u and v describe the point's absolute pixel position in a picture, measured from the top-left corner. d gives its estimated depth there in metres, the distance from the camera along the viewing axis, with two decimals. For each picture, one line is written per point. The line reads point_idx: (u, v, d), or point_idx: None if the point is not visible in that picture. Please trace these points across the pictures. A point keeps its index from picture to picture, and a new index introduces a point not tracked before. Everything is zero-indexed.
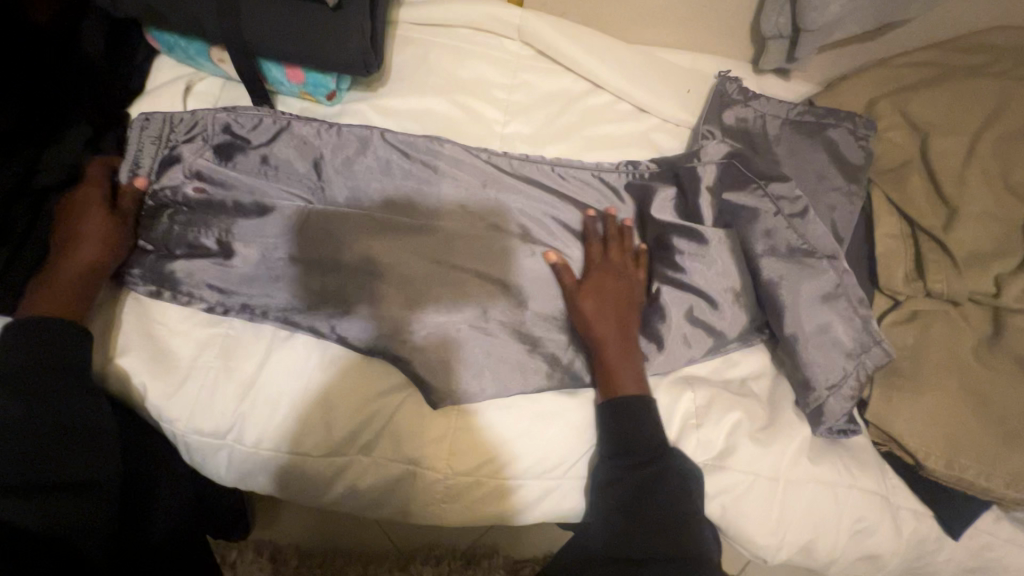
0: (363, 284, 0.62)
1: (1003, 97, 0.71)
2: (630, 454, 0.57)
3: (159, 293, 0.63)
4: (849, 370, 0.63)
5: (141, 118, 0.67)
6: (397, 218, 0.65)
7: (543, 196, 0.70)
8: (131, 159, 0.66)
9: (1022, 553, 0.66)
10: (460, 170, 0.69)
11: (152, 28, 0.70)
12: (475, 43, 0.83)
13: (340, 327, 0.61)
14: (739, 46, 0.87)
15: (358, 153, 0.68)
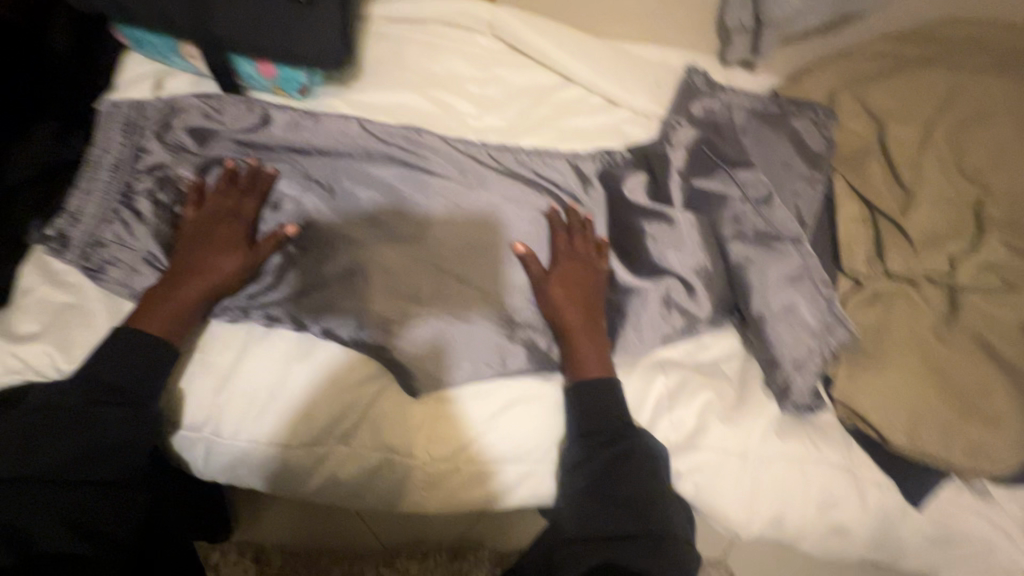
0: (341, 275, 0.64)
1: (955, 84, 0.74)
2: (601, 434, 0.60)
3: (128, 287, 0.62)
4: (813, 348, 0.65)
5: (108, 106, 0.65)
6: (374, 211, 0.67)
7: (517, 183, 0.72)
8: (101, 147, 0.65)
9: (979, 520, 0.69)
10: (437, 159, 0.70)
11: (118, 23, 0.69)
12: (449, 43, 0.85)
13: (321, 320, 0.63)
14: (707, 40, 0.90)
15: (337, 143, 0.68)
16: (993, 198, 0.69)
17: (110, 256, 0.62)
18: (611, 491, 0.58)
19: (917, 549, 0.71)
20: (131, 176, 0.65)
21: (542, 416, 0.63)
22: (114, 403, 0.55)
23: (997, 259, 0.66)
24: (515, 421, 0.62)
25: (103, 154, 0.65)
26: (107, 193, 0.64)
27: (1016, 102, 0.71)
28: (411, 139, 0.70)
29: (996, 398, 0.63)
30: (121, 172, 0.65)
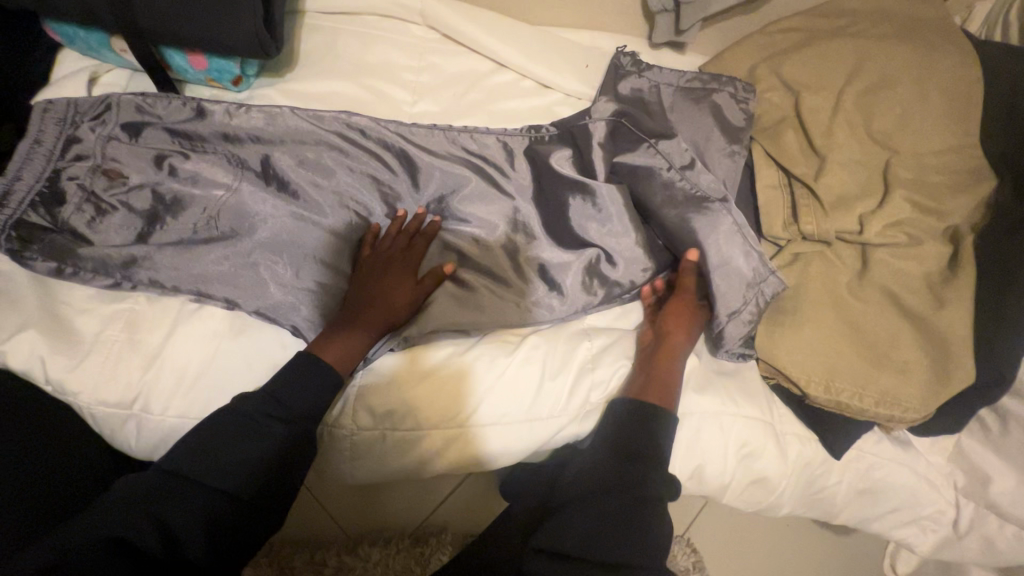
0: (282, 254, 0.67)
1: (860, 55, 0.77)
2: (628, 451, 0.59)
3: (61, 271, 0.63)
4: (748, 298, 0.68)
5: (41, 101, 0.67)
6: (310, 194, 0.70)
7: (448, 162, 0.74)
8: (32, 136, 0.65)
9: (901, 469, 0.72)
10: (368, 145, 0.73)
11: (49, 20, 0.71)
12: (383, 34, 0.87)
13: (256, 299, 0.65)
14: (635, 24, 0.93)
15: (273, 132, 0.71)
16: (897, 160, 0.72)
17: (41, 241, 0.63)
18: (616, 513, 0.54)
19: (846, 502, 0.74)
20: (59, 163, 0.66)
21: (511, 384, 0.65)
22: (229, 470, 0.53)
23: (901, 216, 0.70)
24: (443, 386, 0.65)
25: (33, 144, 0.65)
26: (34, 180, 0.64)
27: (916, 68, 0.75)
28: (344, 127, 0.73)
29: (902, 346, 0.67)
30: (49, 160, 0.65)
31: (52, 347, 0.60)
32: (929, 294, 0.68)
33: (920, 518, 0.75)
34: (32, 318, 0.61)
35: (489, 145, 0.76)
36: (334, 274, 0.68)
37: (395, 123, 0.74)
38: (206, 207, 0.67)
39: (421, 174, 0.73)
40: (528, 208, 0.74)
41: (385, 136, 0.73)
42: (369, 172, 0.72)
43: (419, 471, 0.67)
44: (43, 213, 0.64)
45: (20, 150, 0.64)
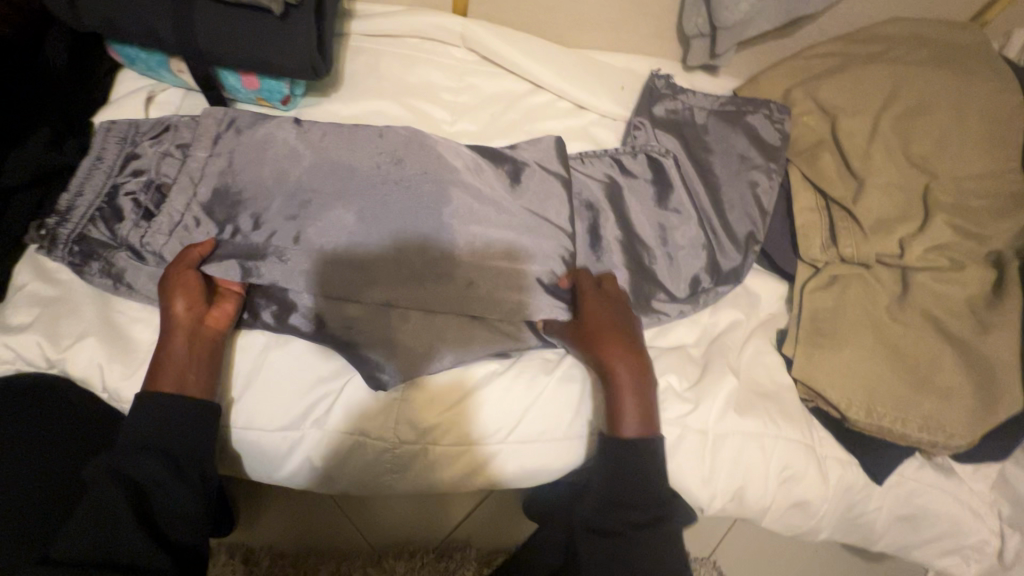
0: (315, 274, 0.64)
1: (898, 79, 0.78)
2: (635, 505, 0.61)
3: (117, 288, 0.65)
4: (744, 258, 0.75)
5: (105, 123, 0.71)
6: (332, 210, 0.65)
7: (430, 160, 0.69)
8: (94, 155, 0.69)
9: (943, 496, 0.71)
10: (349, 148, 0.69)
11: (114, 43, 0.74)
12: (424, 56, 0.90)
13: (291, 319, 0.65)
14: (668, 47, 0.95)
15: (258, 146, 0.68)
16: (937, 184, 0.72)
17: (100, 259, 0.65)
18: (625, 547, 0.60)
19: (886, 529, 0.73)
20: (118, 180, 0.68)
21: (550, 405, 0.67)
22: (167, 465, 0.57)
23: (943, 240, 0.70)
24: (479, 399, 0.66)
25: (95, 162, 0.69)
26: (95, 196, 0.67)
27: (955, 93, 0.76)
28: (319, 133, 0.69)
29: (944, 371, 0.67)
30: (109, 176, 0.68)
31: (110, 355, 0.62)
32: (973, 319, 0.68)
33: (963, 547, 0.73)
34: (91, 327, 0.63)
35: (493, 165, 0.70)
36: (375, 288, 0.64)
37: (373, 129, 0.70)
38: (239, 217, 0.65)
39: (400, 176, 0.67)
40: (551, 202, 0.71)
41: (359, 138, 0.69)
42: (360, 178, 0.67)
43: (458, 484, 0.68)
44: (101, 228, 0.66)
45: (84, 168, 0.68)
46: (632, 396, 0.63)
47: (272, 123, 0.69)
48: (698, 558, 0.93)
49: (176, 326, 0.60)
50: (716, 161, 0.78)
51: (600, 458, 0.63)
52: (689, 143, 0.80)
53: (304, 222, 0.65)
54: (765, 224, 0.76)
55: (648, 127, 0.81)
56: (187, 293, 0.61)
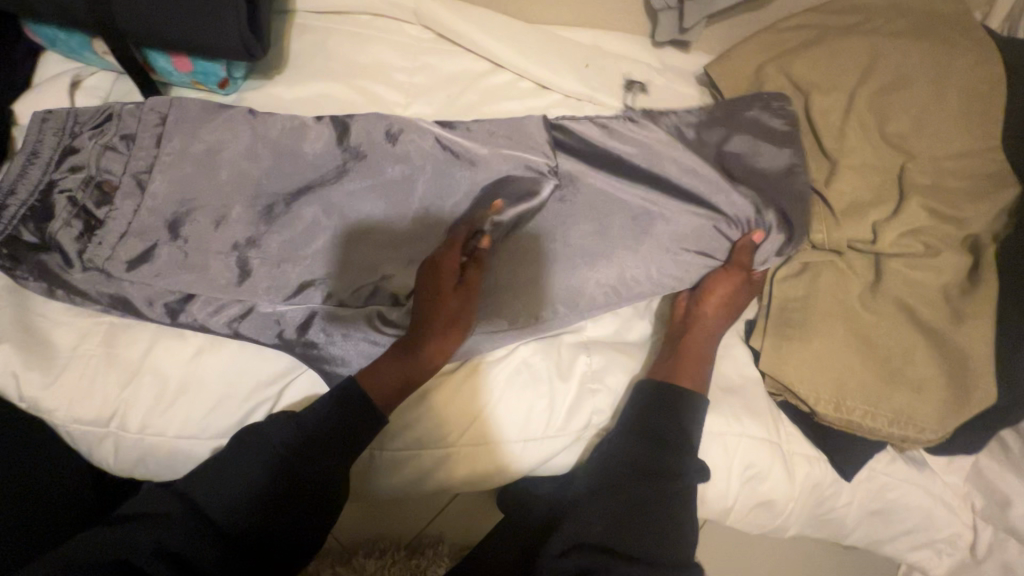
0: (268, 273, 0.62)
1: (874, 53, 0.74)
2: (653, 434, 0.58)
3: (52, 292, 0.60)
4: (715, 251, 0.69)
5: (38, 114, 0.62)
6: (291, 209, 0.63)
7: (366, 159, 0.66)
8: (28, 149, 0.61)
9: (915, 491, 0.68)
10: (310, 142, 0.65)
11: (28, 22, 0.69)
12: (376, 34, 0.85)
13: (238, 323, 0.62)
14: (637, 22, 0.89)
15: (212, 141, 0.64)
16: (913, 165, 0.68)
17: (32, 260, 0.60)
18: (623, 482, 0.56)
19: (857, 524, 0.70)
20: (54, 176, 0.61)
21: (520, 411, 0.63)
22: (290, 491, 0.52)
23: (918, 224, 0.66)
24: (451, 399, 0.63)
25: (29, 158, 0.61)
26: (26, 194, 0.60)
27: (934, 67, 0.71)
28: (255, 130, 0.65)
29: (916, 362, 0.63)
30: (45, 173, 0.61)
31: (27, 362, 0.58)
32: (947, 307, 0.64)
33: (935, 541, 0.71)
34: (6, 331, 0.59)
35: (466, 156, 0.67)
36: (334, 287, 0.62)
37: (335, 121, 0.67)
38: (171, 220, 0.61)
39: (363, 175, 0.65)
40: (515, 199, 0.67)
41: (318, 130, 0.66)
42: (292, 182, 0.64)
43: (410, 489, 0.65)
44: (32, 229, 0.60)
45: (16, 163, 0.60)
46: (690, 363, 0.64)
47: (205, 116, 0.64)
48: None
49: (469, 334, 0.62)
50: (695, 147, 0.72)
51: (648, 410, 0.60)
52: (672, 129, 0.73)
53: (240, 219, 0.62)
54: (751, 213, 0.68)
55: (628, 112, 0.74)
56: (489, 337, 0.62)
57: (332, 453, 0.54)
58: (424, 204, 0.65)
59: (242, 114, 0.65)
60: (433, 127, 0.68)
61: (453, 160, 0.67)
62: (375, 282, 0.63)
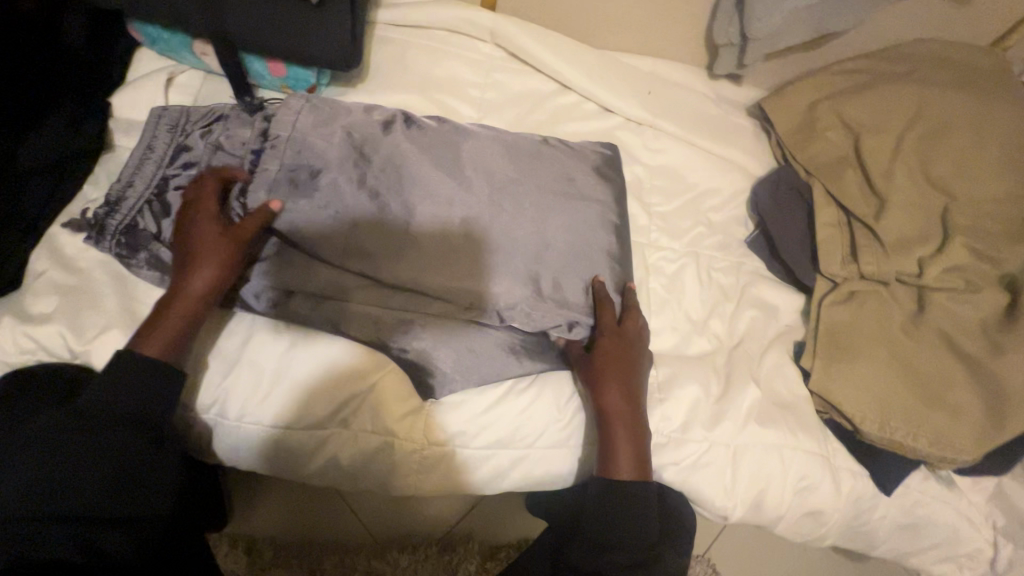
0: (364, 269, 0.63)
1: (921, 101, 0.80)
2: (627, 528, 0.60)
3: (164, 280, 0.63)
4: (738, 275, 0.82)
5: (155, 110, 0.68)
6: (390, 207, 0.65)
7: (455, 163, 0.69)
8: (145, 144, 0.66)
9: (945, 507, 0.74)
10: (408, 144, 0.69)
11: (135, 21, 0.72)
12: (451, 49, 0.88)
13: (341, 324, 0.63)
14: (694, 53, 0.95)
15: (316, 136, 0.67)
16: (956, 207, 0.74)
17: (147, 251, 0.62)
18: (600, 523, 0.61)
19: (888, 536, 0.76)
20: (168, 171, 0.65)
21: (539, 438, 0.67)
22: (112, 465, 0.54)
23: (960, 262, 0.72)
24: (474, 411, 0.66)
25: (145, 152, 0.66)
26: (145, 187, 0.64)
27: (976, 117, 0.77)
28: (354, 133, 0.68)
29: (956, 390, 0.69)
30: (160, 167, 0.65)
31: None
32: (986, 340, 0.70)
33: (957, 555, 0.77)
34: (113, 316, 0.61)
35: (550, 173, 0.73)
36: (428, 280, 0.63)
37: (430, 129, 0.72)
38: (288, 215, 0.63)
39: (459, 178, 0.68)
40: (592, 215, 0.72)
41: (416, 137, 0.70)
42: (393, 179, 0.66)
43: (483, 488, 0.69)
44: (149, 221, 0.63)
45: (136, 157, 0.66)
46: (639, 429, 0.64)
47: (311, 115, 0.68)
48: (695, 556, 0.98)
49: (616, 419, 0.63)
50: (767, 190, 0.83)
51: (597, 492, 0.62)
52: (764, 181, 0.85)
53: (344, 212, 0.64)
54: (776, 242, 0.81)
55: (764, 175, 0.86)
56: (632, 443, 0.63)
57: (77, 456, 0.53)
58: (518, 211, 0.69)
59: (346, 115, 0.69)
60: (519, 143, 0.75)
61: (532, 174, 0.72)
62: (474, 285, 0.64)
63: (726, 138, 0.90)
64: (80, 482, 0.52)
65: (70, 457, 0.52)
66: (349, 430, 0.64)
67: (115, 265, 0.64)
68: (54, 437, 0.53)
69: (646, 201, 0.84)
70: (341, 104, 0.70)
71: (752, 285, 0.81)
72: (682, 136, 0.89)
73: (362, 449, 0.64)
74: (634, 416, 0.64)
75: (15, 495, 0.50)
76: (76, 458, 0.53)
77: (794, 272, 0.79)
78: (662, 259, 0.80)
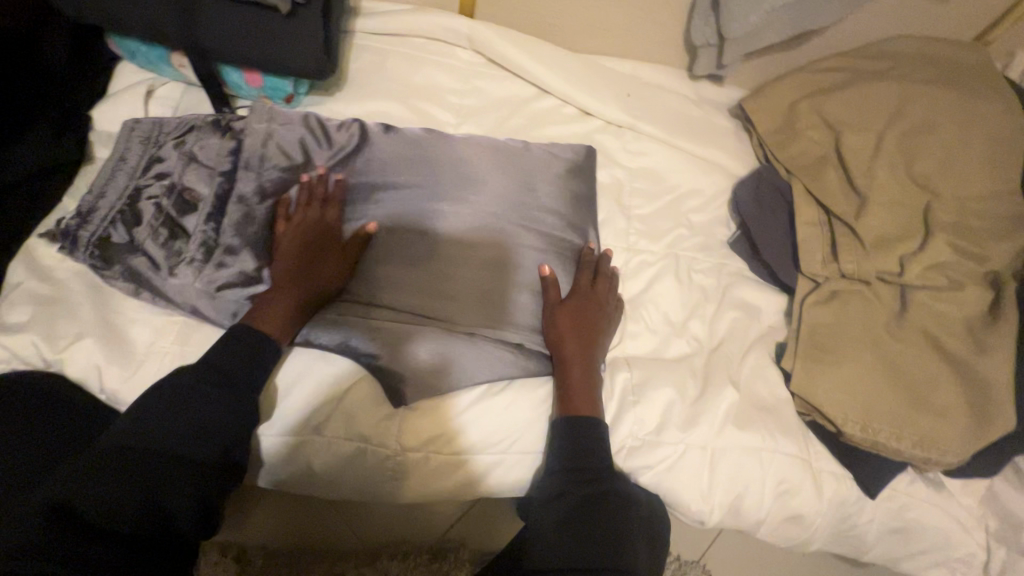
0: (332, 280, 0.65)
1: (901, 98, 0.79)
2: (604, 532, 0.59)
3: (136, 291, 0.63)
4: (720, 276, 0.81)
5: (129, 122, 0.69)
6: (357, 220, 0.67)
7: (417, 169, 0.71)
8: (119, 156, 0.68)
9: (934, 511, 0.72)
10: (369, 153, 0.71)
11: (113, 35, 0.73)
12: (430, 56, 0.89)
13: (310, 333, 0.65)
14: (675, 55, 0.94)
15: (283, 150, 0.69)
16: (939, 203, 0.73)
17: (118, 262, 0.63)
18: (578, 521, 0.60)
19: (877, 540, 0.74)
20: (141, 182, 0.66)
21: (517, 441, 0.67)
22: (162, 486, 0.53)
23: (942, 259, 0.71)
24: (455, 421, 0.65)
25: (119, 163, 0.67)
26: (117, 197, 0.65)
27: (958, 112, 0.76)
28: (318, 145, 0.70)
29: (940, 390, 0.67)
30: (133, 178, 0.66)
31: (108, 356, 0.61)
32: (971, 339, 0.68)
33: (950, 560, 0.74)
34: (88, 326, 0.62)
35: (519, 178, 0.74)
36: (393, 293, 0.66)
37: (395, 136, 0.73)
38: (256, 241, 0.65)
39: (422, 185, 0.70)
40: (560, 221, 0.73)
41: (380, 144, 0.72)
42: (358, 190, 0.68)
43: (461, 494, 0.68)
44: (122, 231, 0.64)
45: (107, 170, 0.67)
46: (579, 364, 0.66)
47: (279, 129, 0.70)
48: (687, 560, 0.97)
49: (572, 362, 0.66)
50: (748, 191, 0.83)
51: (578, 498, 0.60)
52: (745, 181, 0.84)
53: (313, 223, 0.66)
54: (757, 242, 0.80)
55: (747, 176, 0.85)
56: (585, 379, 0.65)
57: (139, 472, 0.53)
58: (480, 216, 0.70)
59: (312, 126, 0.71)
60: (486, 145, 0.75)
61: (499, 192, 0.72)
62: (438, 293, 0.66)
63: (707, 139, 0.89)
64: (143, 494, 0.52)
65: (136, 471, 0.53)
66: (324, 436, 0.63)
67: (90, 276, 0.65)
68: (140, 451, 0.54)
69: (625, 204, 0.84)
70: (306, 114, 0.72)
71: (734, 286, 0.80)
72: (662, 138, 0.88)
73: (336, 455, 0.64)
74: (585, 358, 0.66)
75: (76, 494, 0.50)
76: (140, 475, 0.52)
77: (776, 273, 0.78)
78: (641, 261, 0.79)
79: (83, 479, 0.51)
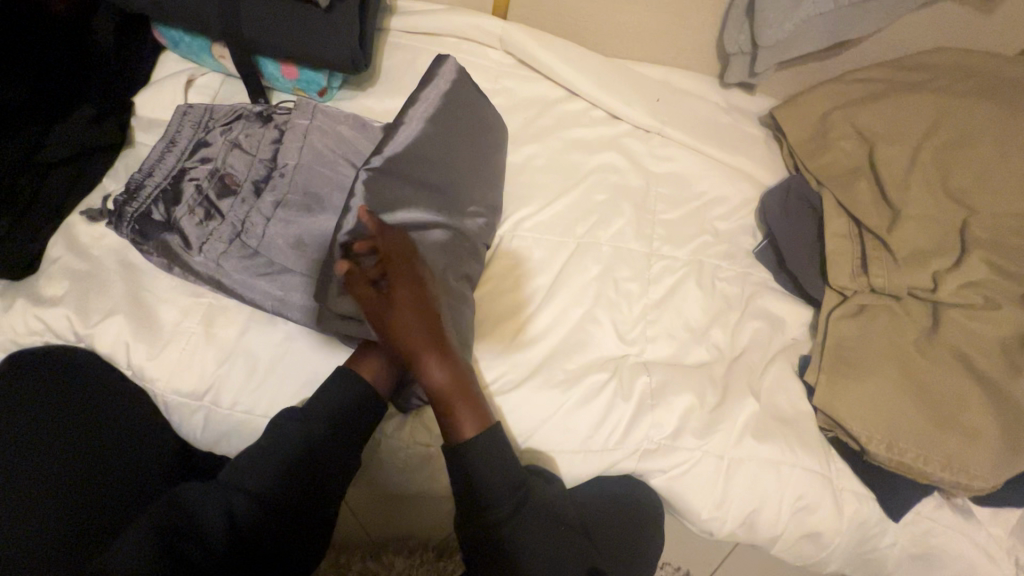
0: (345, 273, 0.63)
1: (939, 110, 0.77)
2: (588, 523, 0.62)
3: (171, 268, 0.65)
4: (744, 286, 0.79)
5: (182, 108, 0.72)
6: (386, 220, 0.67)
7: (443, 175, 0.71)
8: (169, 137, 0.70)
9: (962, 539, 0.69)
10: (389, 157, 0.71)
11: (159, 24, 0.76)
12: (462, 55, 0.90)
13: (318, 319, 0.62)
14: (707, 62, 0.94)
15: (323, 146, 0.70)
16: (977, 218, 0.71)
17: (154, 238, 0.65)
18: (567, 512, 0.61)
19: (898, 565, 0.72)
20: (186, 164, 0.68)
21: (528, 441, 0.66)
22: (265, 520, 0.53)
23: (978, 277, 0.69)
24: None
25: (169, 145, 0.69)
26: (163, 177, 0.67)
27: (1000, 127, 0.74)
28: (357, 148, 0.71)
29: (971, 411, 0.65)
30: (179, 160, 0.68)
31: (136, 333, 0.63)
32: (1006, 360, 0.66)
33: None
34: (120, 304, 0.64)
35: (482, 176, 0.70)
36: None
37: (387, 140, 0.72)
38: (293, 232, 0.65)
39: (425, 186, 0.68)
40: None
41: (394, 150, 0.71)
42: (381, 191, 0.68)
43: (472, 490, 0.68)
44: (162, 210, 0.66)
45: (158, 150, 0.69)
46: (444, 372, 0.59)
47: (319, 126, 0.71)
48: None
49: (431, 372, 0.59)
50: (776, 200, 0.82)
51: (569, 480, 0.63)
52: (773, 190, 0.83)
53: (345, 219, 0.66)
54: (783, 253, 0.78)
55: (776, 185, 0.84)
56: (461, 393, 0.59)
57: (248, 512, 0.53)
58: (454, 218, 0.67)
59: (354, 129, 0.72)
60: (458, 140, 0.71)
61: None
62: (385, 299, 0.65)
63: (735, 147, 0.88)
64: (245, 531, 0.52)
65: (238, 507, 0.53)
66: None
67: (124, 254, 0.67)
68: (238, 490, 0.54)
69: (650, 208, 0.83)
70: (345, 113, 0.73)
71: (758, 296, 0.78)
72: (689, 144, 0.88)
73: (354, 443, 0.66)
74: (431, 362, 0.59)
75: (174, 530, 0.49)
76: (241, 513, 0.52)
77: (801, 284, 0.77)
78: (664, 267, 0.78)
79: (179, 516, 0.51)
